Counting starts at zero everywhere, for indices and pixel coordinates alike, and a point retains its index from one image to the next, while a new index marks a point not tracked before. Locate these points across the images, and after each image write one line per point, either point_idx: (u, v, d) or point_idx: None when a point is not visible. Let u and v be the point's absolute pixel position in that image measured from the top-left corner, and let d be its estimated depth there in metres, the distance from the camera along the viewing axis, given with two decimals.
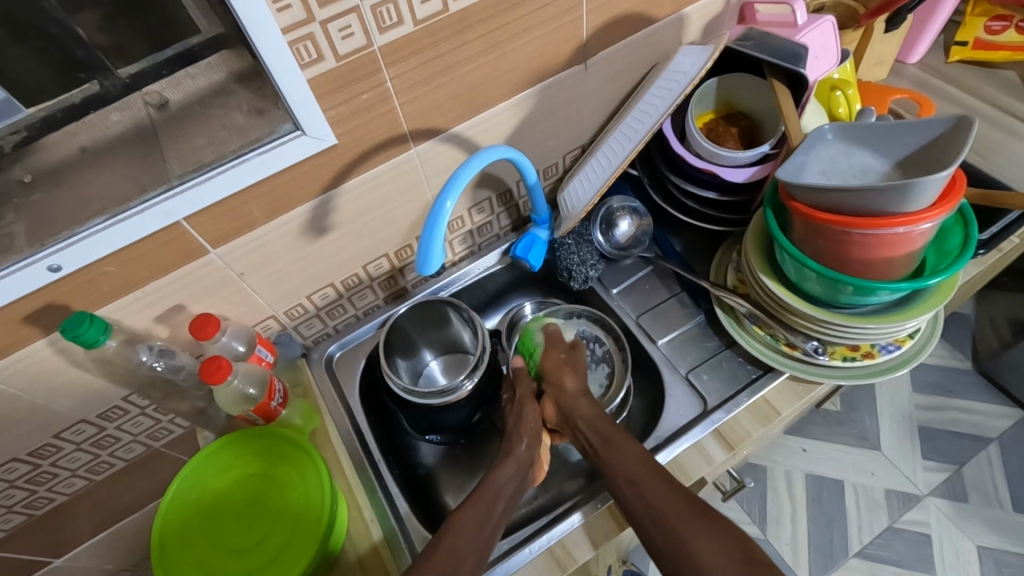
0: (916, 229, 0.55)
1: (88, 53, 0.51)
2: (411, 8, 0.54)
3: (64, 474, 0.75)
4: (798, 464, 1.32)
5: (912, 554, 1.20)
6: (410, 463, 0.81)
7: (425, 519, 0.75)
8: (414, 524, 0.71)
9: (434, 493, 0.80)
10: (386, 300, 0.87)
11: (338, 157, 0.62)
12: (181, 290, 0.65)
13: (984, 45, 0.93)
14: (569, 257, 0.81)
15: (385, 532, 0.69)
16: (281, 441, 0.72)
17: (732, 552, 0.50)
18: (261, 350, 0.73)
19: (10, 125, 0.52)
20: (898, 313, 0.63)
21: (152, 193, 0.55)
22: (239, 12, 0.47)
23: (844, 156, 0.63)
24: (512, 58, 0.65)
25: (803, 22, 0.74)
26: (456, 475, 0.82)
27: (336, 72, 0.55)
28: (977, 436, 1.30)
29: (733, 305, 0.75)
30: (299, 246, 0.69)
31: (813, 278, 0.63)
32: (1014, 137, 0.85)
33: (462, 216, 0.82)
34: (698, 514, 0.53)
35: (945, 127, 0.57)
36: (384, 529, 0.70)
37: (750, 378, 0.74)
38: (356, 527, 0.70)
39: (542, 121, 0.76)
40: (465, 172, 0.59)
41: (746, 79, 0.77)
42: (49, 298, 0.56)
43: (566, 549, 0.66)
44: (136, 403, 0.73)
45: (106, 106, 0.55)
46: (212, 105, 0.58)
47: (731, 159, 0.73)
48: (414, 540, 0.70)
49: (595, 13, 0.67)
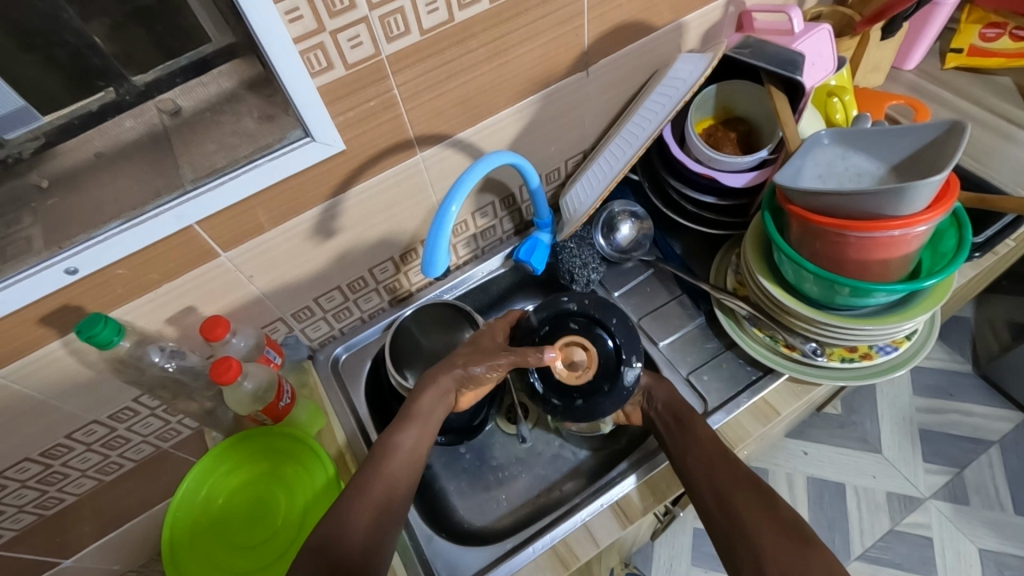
0: (910, 232, 0.56)
1: (103, 62, 0.53)
2: (418, 18, 0.56)
3: (75, 474, 0.76)
4: (800, 467, 1.32)
5: (913, 556, 1.21)
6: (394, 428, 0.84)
7: (378, 422, 0.82)
8: (371, 426, 0.79)
9: None
10: (391, 302, 0.88)
11: (347, 161, 0.64)
12: (192, 292, 0.66)
13: (980, 52, 0.95)
14: (572, 260, 0.83)
15: (345, 433, 0.77)
16: (287, 439, 0.73)
17: (777, 519, 0.54)
18: (269, 351, 0.75)
19: (30, 133, 0.55)
20: (894, 314, 0.64)
21: (167, 198, 0.57)
22: (253, 23, 0.48)
23: (839, 160, 0.65)
24: (514, 65, 0.67)
25: (799, 30, 0.76)
26: (445, 454, 0.83)
27: (345, 80, 0.56)
28: (977, 439, 1.31)
29: (733, 307, 0.76)
30: (307, 249, 0.70)
31: (810, 280, 0.64)
32: (1008, 141, 0.87)
33: (465, 220, 0.83)
34: (764, 498, 0.57)
35: (938, 133, 0.59)
36: (345, 432, 0.77)
37: (750, 379, 0.76)
38: (324, 435, 0.78)
39: (544, 127, 0.78)
40: (470, 177, 0.61)
41: (743, 86, 0.79)
42: (63, 299, 0.58)
43: (569, 548, 0.67)
44: (146, 404, 0.74)
45: (120, 114, 0.58)
46: (224, 112, 0.60)
47: (730, 164, 0.74)
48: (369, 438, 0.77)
49: (597, 21, 0.69)
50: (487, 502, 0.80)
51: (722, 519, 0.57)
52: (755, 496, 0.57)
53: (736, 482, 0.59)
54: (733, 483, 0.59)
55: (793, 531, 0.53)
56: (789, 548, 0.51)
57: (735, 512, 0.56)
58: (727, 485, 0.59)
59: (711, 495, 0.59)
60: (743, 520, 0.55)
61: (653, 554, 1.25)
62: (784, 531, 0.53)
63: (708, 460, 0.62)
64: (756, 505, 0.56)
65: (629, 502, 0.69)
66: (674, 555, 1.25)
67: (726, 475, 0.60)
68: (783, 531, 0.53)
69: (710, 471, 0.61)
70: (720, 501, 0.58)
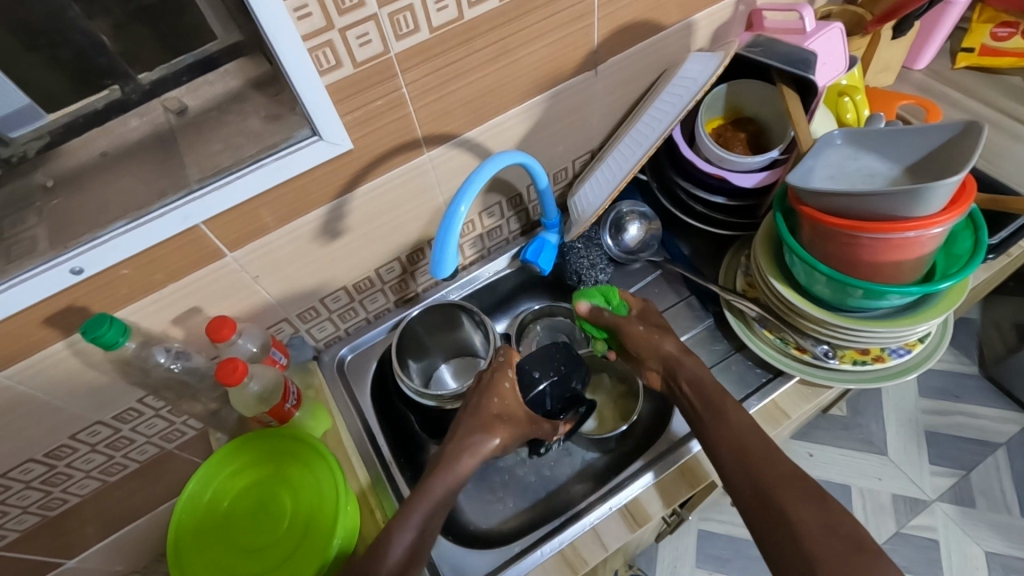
0: (925, 233, 0.55)
1: (109, 60, 0.53)
2: (427, 15, 0.55)
3: (79, 476, 0.76)
4: (806, 468, 1.31)
5: (919, 559, 1.20)
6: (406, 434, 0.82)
7: (410, 475, 0.78)
8: (398, 472, 0.74)
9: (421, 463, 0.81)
10: (397, 303, 0.87)
11: (354, 160, 0.63)
12: (197, 292, 0.65)
13: (990, 52, 0.94)
14: (578, 262, 0.82)
15: (370, 475, 0.74)
16: (293, 441, 0.72)
17: (821, 517, 0.54)
18: (274, 352, 0.74)
19: (33, 132, 0.54)
20: (907, 317, 0.64)
21: (173, 198, 0.56)
22: (260, 20, 0.48)
23: (850, 161, 0.64)
24: (523, 64, 0.66)
25: (811, 28, 0.74)
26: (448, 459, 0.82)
27: (353, 78, 0.56)
28: (984, 441, 1.30)
29: (743, 309, 0.75)
30: (312, 249, 0.69)
31: (822, 282, 0.63)
32: (1019, 142, 0.86)
33: (472, 221, 0.82)
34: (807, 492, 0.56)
35: (953, 134, 0.58)
36: (369, 473, 0.74)
37: (759, 382, 0.75)
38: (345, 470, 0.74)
39: (552, 127, 0.77)
40: (479, 177, 0.60)
41: (754, 85, 0.78)
42: (67, 300, 0.57)
43: (577, 551, 0.67)
44: (150, 404, 0.73)
45: (126, 112, 0.57)
46: (231, 111, 0.59)
47: (740, 164, 0.74)
48: (398, 488, 0.73)
49: (607, 20, 0.68)
50: (493, 504, 0.79)
51: (764, 516, 0.57)
52: (799, 488, 0.57)
53: (776, 477, 0.58)
54: (770, 478, 0.58)
55: (841, 529, 0.53)
56: (839, 548, 0.52)
57: (782, 508, 0.56)
58: (766, 478, 0.58)
59: (752, 489, 0.58)
60: (786, 517, 0.55)
61: (657, 556, 1.25)
62: (833, 528, 0.53)
63: (744, 453, 0.61)
64: (800, 499, 0.56)
65: (638, 505, 0.69)
66: (678, 556, 1.24)
67: (763, 470, 0.59)
68: (832, 532, 0.53)
69: (750, 464, 0.60)
70: (760, 496, 0.58)
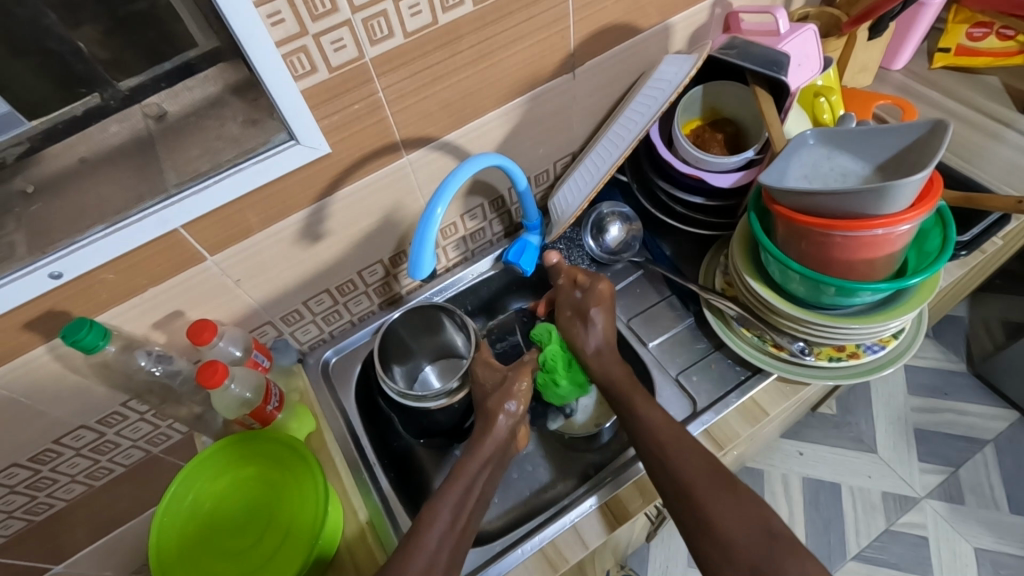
0: (894, 230, 0.56)
1: (86, 67, 0.53)
2: (402, 20, 0.56)
3: (64, 480, 0.76)
4: (796, 467, 1.32)
5: (909, 556, 1.20)
6: (388, 438, 0.83)
7: (405, 499, 0.77)
8: (395, 502, 0.73)
9: (412, 470, 0.82)
10: (381, 305, 0.88)
11: (333, 164, 0.64)
12: (178, 296, 0.66)
13: (966, 52, 0.95)
14: (558, 261, 0.86)
15: (367, 506, 0.72)
16: (278, 445, 0.72)
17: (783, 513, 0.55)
18: (257, 355, 0.74)
19: (12, 138, 0.55)
20: (880, 313, 0.65)
21: (151, 202, 0.57)
22: (234, 27, 0.49)
23: (824, 160, 0.65)
24: (500, 68, 0.67)
25: (785, 31, 0.76)
26: (444, 463, 0.83)
27: (330, 82, 0.56)
28: (973, 438, 1.31)
29: (722, 307, 0.76)
30: (294, 252, 0.70)
31: (796, 280, 0.64)
32: (993, 140, 0.87)
33: (454, 223, 0.83)
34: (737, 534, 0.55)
35: (921, 132, 0.59)
36: (370, 511, 0.72)
37: (739, 379, 0.75)
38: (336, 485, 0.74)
39: (532, 129, 0.78)
40: (456, 180, 0.61)
41: (730, 87, 0.79)
42: (47, 305, 0.58)
43: (559, 550, 0.67)
44: (135, 408, 0.74)
45: (104, 118, 0.58)
46: (208, 116, 0.60)
47: (717, 165, 0.75)
48: (398, 523, 0.72)
49: (582, 24, 0.69)
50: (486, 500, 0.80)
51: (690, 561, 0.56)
52: (727, 538, 0.53)
53: None
54: None
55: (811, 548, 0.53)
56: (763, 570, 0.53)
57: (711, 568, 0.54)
58: (701, 489, 0.56)
59: None
60: None
61: (649, 556, 1.25)
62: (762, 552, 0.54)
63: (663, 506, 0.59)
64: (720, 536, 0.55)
65: (618, 503, 0.69)
66: (670, 556, 1.25)
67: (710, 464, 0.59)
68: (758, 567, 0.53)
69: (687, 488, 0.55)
70: None
